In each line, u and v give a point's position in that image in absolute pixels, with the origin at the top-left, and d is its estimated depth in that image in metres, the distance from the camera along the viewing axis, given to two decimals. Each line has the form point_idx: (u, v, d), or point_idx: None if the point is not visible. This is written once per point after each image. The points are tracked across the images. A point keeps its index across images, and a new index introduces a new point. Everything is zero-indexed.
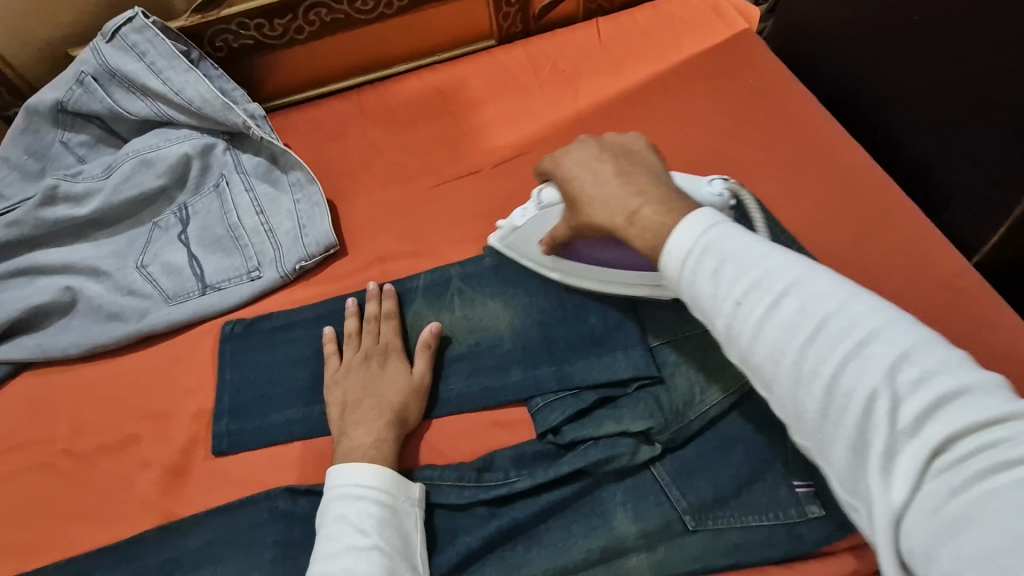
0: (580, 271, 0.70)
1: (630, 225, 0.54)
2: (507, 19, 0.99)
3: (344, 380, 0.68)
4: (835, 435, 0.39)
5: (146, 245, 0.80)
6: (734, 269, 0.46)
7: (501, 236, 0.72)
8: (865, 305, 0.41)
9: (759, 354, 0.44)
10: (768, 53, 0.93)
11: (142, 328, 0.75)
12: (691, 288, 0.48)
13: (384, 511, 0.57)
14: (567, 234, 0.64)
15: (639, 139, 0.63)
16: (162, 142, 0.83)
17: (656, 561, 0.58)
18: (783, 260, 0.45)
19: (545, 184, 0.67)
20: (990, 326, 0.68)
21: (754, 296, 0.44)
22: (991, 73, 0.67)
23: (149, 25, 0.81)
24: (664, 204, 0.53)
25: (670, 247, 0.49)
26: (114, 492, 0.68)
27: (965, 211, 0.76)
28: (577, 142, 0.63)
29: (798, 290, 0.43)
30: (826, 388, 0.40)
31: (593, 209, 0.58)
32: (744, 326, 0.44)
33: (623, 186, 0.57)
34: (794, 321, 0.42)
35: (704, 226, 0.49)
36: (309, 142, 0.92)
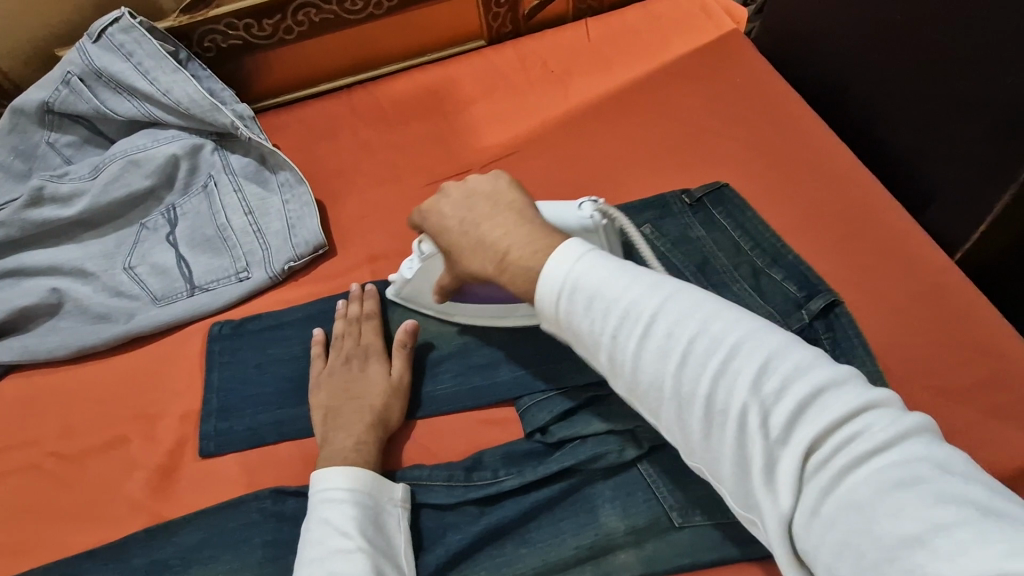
0: (481, 311, 0.71)
1: (501, 273, 0.56)
2: (497, 19, 1.00)
3: (327, 383, 0.68)
4: (719, 450, 0.44)
5: (134, 246, 0.80)
6: (605, 304, 0.49)
7: (395, 289, 0.72)
8: (723, 322, 0.46)
9: (644, 383, 0.47)
10: (754, 53, 0.94)
11: (130, 329, 0.75)
12: (570, 324, 0.51)
13: (366, 512, 0.58)
14: (453, 283, 0.64)
15: (500, 176, 0.63)
16: (150, 142, 0.82)
17: (644, 558, 0.59)
18: (647, 288, 0.49)
19: (421, 236, 0.66)
20: (973, 321, 0.69)
21: (630, 329, 0.48)
22: (972, 71, 0.68)
23: (136, 25, 0.80)
24: (528, 246, 0.54)
25: (543, 285, 0.51)
26: (102, 493, 0.67)
27: (946, 209, 0.77)
28: (440, 193, 0.63)
29: (665, 319, 0.47)
30: (703, 408, 0.44)
31: (467, 260, 0.59)
32: (624, 358, 0.48)
33: (487, 233, 0.57)
34: (666, 348, 0.46)
35: (573, 258, 0.51)
36: (298, 142, 0.92)
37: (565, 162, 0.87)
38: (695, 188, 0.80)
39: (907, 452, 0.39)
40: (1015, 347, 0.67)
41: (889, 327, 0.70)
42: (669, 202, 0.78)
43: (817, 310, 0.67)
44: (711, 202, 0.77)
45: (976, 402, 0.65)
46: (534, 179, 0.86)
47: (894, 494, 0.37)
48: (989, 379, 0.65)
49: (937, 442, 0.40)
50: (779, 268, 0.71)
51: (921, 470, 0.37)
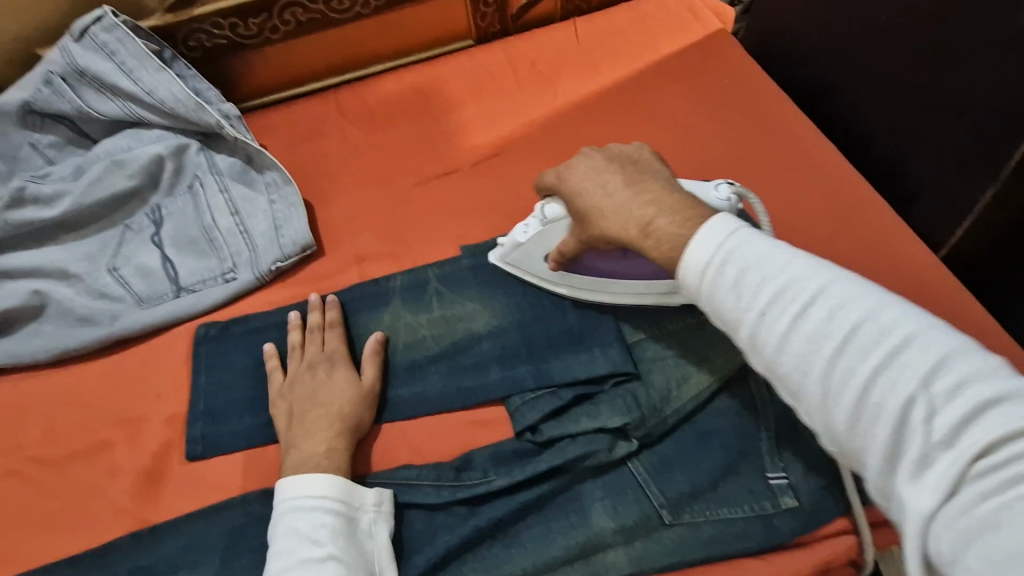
0: (589, 285, 0.70)
1: (645, 238, 0.56)
2: (484, 19, 1.00)
3: (291, 393, 0.67)
4: (867, 442, 0.42)
5: (119, 248, 0.79)
6: (757, 280, 0.48)
7: (502, 254, 0.72)
8: (895, 313, 0.43)
9: (789, 364, 0.46)
10: (741, 53, 0.95)
11: (114, 332, 0.74)
12: (715, 298, 0.51)
13: (335, 520, 0.57)
14: (576, 249, 0.65)
15: (642, 147, 0.64)
16: (134, 142, 0.81)
17: (633, 556, 0.59)
18: (807, 269, 0.47)
19: (548, 200, 0.67)
20: (956, 318, 0.70)
21: (782, 306, 0.47)
22: (953, 70, 0.69)
23: (119, 24, 0.79)
24: (679, 214, 0.55)
25: (689, 257, 0.51)
26: (85, 499, 0.66)
27: (929, 207, 0.77)
28: (581, 155, 0.63)
29: (824, 300, 0.45)
30: (856, 396, 0.42)
31: (605, 222, 0.59)
32: (770, 334, 0.47)
33: (634, 196, 0.58)
34: (822, 330, 0.45)
35: (724, 233, 0.51)
36: (286, 142, 0.91)
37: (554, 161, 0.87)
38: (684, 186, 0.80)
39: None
40: (998, 342, 0.68)
41: None
42: None
43: None
44: None
45: None
46: (523, 178, 0.86)
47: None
48: None
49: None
50: None
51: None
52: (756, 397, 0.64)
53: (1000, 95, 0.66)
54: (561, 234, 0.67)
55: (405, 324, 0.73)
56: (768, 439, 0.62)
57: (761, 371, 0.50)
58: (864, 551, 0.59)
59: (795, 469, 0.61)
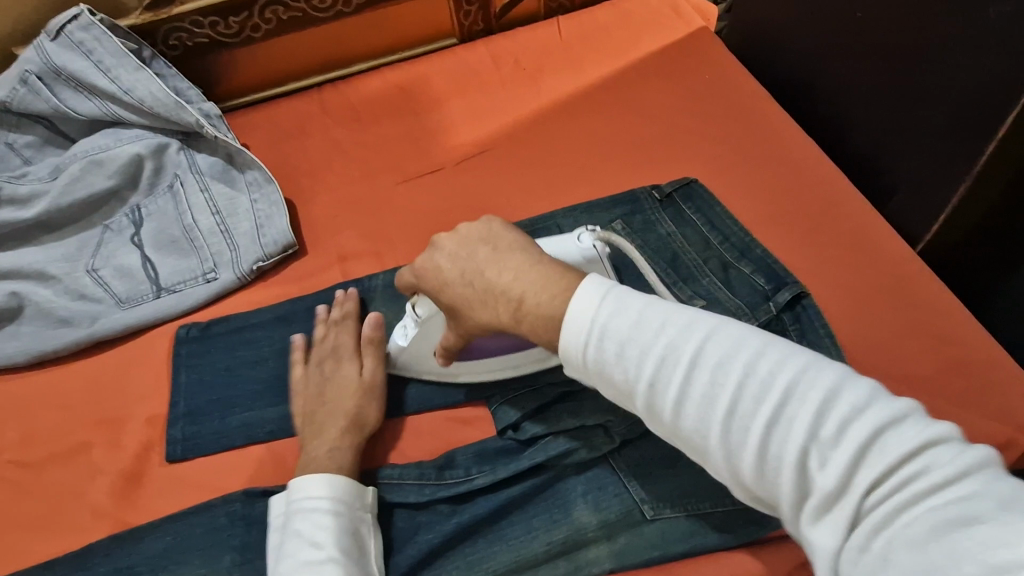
0: (483, 369, 0.66)
1: (518, 323, 0.53)
2: (468, 17, 0.99)
3: (304, 388, 0.67)
4: (774, 493, 0.41)
5: (97, 248, 0.78)
6: (638, 348, 0.46)
7: (394, 357, 0.68)
8: (771, 359, 0.43)
9: (686, 429, 0.45)
10: (722, 51, 0.95)
11: (94, 334, 0.73)
12: (601, 371, 0.48)
13: (335, 519, 0.57)
14: (458, 341, 0.61)
15: (492, 219, 0.58)
16: (112, 142, 0.81)
17: (616, 551, 0.59)
18: (684, 326, 0.46)
19: (416, 298, 0.63)
20: (934, 311, 0.70)
21: (666, 373, 0.45)
22: (927, 66, 0.70)
23: (95, 23, 0.79)
24: (542, 290, 0.51)
25: (566, 335, 0.49)
26: (64, 502, 0.66)
27: (907, 201, 0.78)
28: (432, 246, 0.58)
29: (706, 359, 0.44)
30: (755, 454, 0.41)
31: (478, 314, 0.55)
32: (663, 402, 0.45)
33: (494, 281, 0.54)
34: (711, 392, 0.43)
35: (597, 301, 0.48)
36: (268, 141, 0.91)
37: (537, 159, 0.87)
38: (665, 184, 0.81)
39: (973, 491, 0.35)
40: (975, 334, 0.69)
41: (853, 318, 0.71)
42: (639, 198, 0.79)
43: (784, 302, 0.68)
44: (681, 198, 0.78)
45: (936, 389, 0.66)
46: (506, 176, 0.86)
47: (954, 538, 0.34)
48: (952, 367, 0.67)
49: (1007, 477, 0.36)
50: (747, 261, 0.73)
51: (987, 509, 0.34)
52: None
53: (971, 92, 0.67)
54: (439, 328, 0.63)
55: (387, 323, 0.73)
56: None
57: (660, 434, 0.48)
58: None
59: None
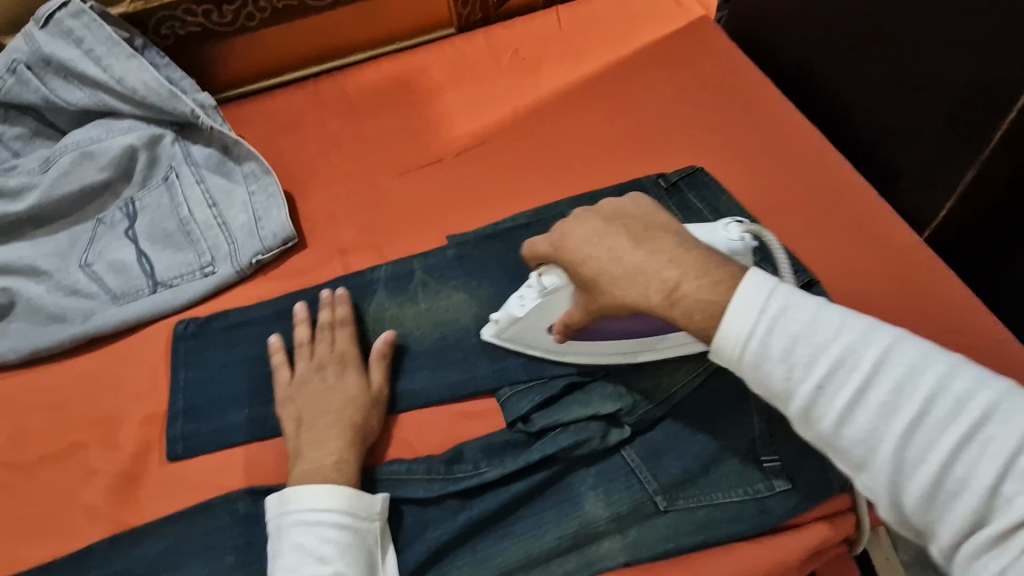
0: (597, 351, 0.64)
1: (671, 305, 0.51)
2: (466, 6, 0.98)
3: (298, 394, 0.64)
4: (942, 516, 0.42)
5: (90, 243, 0.76)
6: (810, 350, 0.46)
7: (499, 329, 0.65)
8: (964, 380, 0.42)
9: (851, 438, 0.44)
10: (724, 40, 0.94)
11: (88, 330, 0.71)
12: (761, 369, 0.47)
13: (339, 534, 0.55)
14: (583, 319, 0.57)
15: (640, 200, 0.57)
16: (104, 133, 0.78)
17: (628, 545, 0.58)
18: (866, 332, 0.45)
19: (544, 268, 0.59)
20: (941, 297, 0.70)
21: (840, 378, 0.45)
22: (933, 51, 0.70)
23: (86, 10, 0.76)
24: (706, 275, 0.50)
25: (725, 330, 0.48)
26: (59, 502, 0.64)
27: (912, 189, 0.78)
28: (575, 217, 0.56)
29: (888, 369, 0.44)
30: (932, 472, 0.41)
31: (621, 290, 0.52)
32: (830, 408, 0.45)
33: (650, 257, 0.52)
34: (891, 402, 0.43)
35: (766, 296, 0.47)
36: (263, 133, 0.89)
37: (538, 150, 0.86)
38: (669, 172, 0.80)
39: None
40: (981, 321, 0.69)
41: (862, 305, 0.71)
42: (643, 187, 0.78)
43: None
44: (686, 186, 0.77)
45: None
46: (507, 167, 0.84)
47: None
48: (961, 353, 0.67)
49: None
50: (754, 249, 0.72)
51: None
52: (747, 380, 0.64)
53: (978, 78, 0.67)
54: (564, 303, 0.60)
55: (390, 316, 0.72)
56: (760, 423, 0.62)
57: (810, 439, 0.48)
58: (859, 526, 0.61)
59: (786, 451, 0.61)
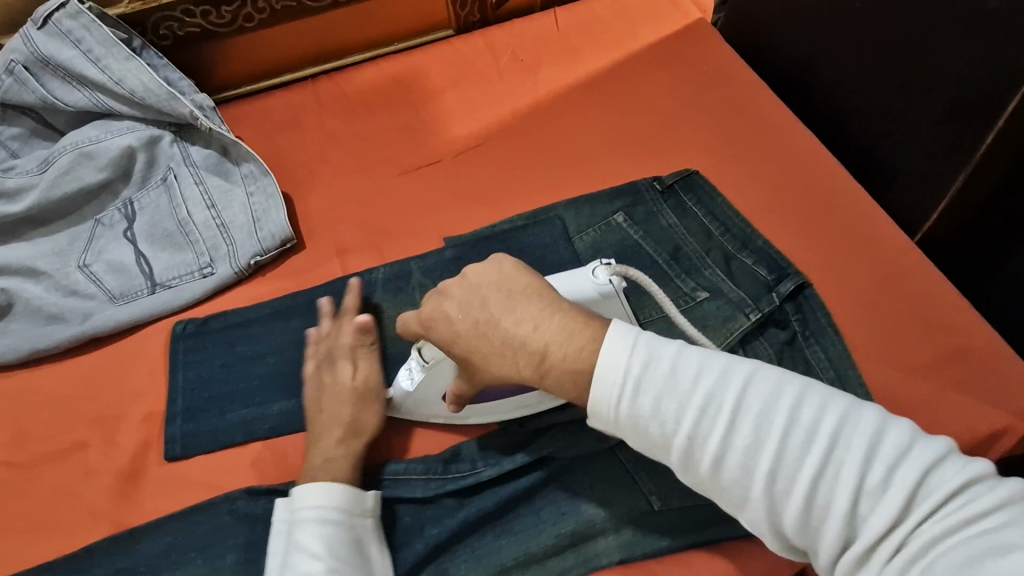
0: (494, 410, 0.63)
1: (542, 376, 0.51)
2: (464, 7, 0.98)
3: (310, 387, 0.65)
4: (817, 540, 0.43)
5: (89, 243, 0.76)
6: (679, 401, 0.46)
7: (395, 404, 0.64)
8: (814, 406, 0.44)
9: (728, 481, 0.45)
10: (721, 42, 0.95)
11: (87, 330, 0.71)
12: (636, 425, 0.47)
13: (347, 532, 0.56)
14: (468, 390, 0.57)
15: (502, 261, 0.55)
16: (103, 134, 0.79)
17: (623, 543, 0.59)
18: (722, 374, 0.46)
19: (421, 344, 0.60)
20: (934, 299, 0.71)
21: (708, 424, 0.45)
22: (927, 56, 0.70)
23: (84, 11, 0.76)
24: (569, 342, 0.50)
25: (599, 389, 0.48)
26: (60, 502, 0.64)
27: (905, 192, 0.79)
28: (437, 294, 0.56)
29: (749, 409, 0.45)
30: (800, 502, 0.42)
31: (495, 366, 0.53)
32: (703, 455, 0.45)
33: (513, 331, 0.52)
34: (756, 441, 0.44)
35: (629, 349, 0.48)
36: (261, 133, 0.89)
37: (536, 151, 0.86)
38: (665, 175, 0.81)
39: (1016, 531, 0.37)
40: (972, 321, 0.70)
41: (855, 306, 0.71)
42: (640, 189, 0.78)
43: (787, 293, 0.69)
44: (682, 189, 0.78)
45: (935, 376, 0.67)
46: (506, 168, 0.85)
47: None
48: (952, 354, 0.68)
49: None
50: (749, 252, 0.73)
51: None
52: None
53: (969, 83, 0.67)
54: (447, 373, 0.61)
55: (388, 316, 0.72)
56: None
57: (691, 485, 0.48)
58: None
59: None
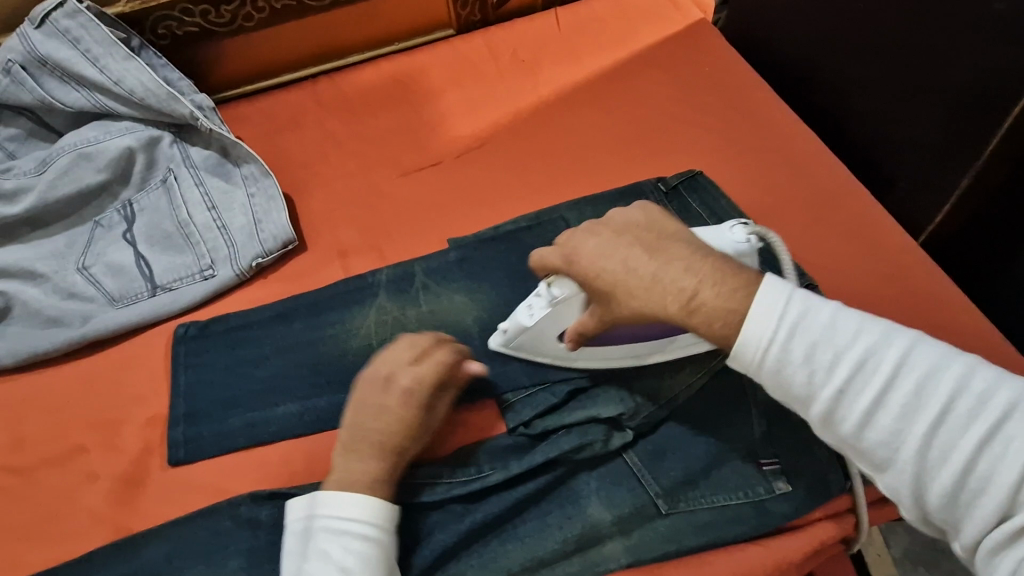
0: (606, 353, 0.64)
1: (690, 314, 0.52)
2: (465, 7, 0.97)
3: (367, 405, 0.59)
4: (966, 511, 0.44)
5: (87, 245, 0.75)
6: (836, 354, 0.47)
7: (508, 336, 0.64)
8: (983, 381, 0.45)
9: (873, 439, 0.47)
10: (722, 43, 0.95)
11: (87, 333, 0.71)
12: (780, 375, 0.49)
13: (379, 549, 0.53)
14: (597, 325, 0.58)
15: (650, 210, 0.59)
16: (101, 135, 0.78)
17: (629, 547, 0.59)
18: (884, 337, 0.47)
19: (553, 277, 0.60)
20: (935, 301, 0.71)
21: (862, 380, 0.47)
22: (933, 56, 0.70)
23: (82, 10, 0.75)
24: (722, 283, 0.51)
25: (745, 335, 0.49)
26: (59, 507, 0.63)
27: (910, 194, 0.79)
28: (585, 231, 0.58)
29: (910, 373, 0.46)
30: (958, 468, 0.44)
31: (639, 301, 0.53)
32: (850, 410, 0.47)
33: (665, 268, 0.53)
34: (913, 402, 0.45)
35: (787, 301, 0.49)
36: (261, 134, 0.88)
37: (538, 152, 0.86)
38: (669, 176, 0.81)
39: None
40: (974, 324, 0.70)
41: (861, 308, 0.71)
42: (644, 190, 0.78)
43: None
44: (686, 190, 0.78)
45: None
46: (507, 169, 0.84)
47: None
48: None
49: None
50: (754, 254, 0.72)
51: None
52: (745, 381, 0.65)
53: (975, 83, 0.67)
54: (574, 311, 0.60)
55: (391, 319, 0.72)
56: (761, 425, 0.62)
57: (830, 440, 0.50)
58: (858, 525, 0.62)
59: (786, 454, 0.61)
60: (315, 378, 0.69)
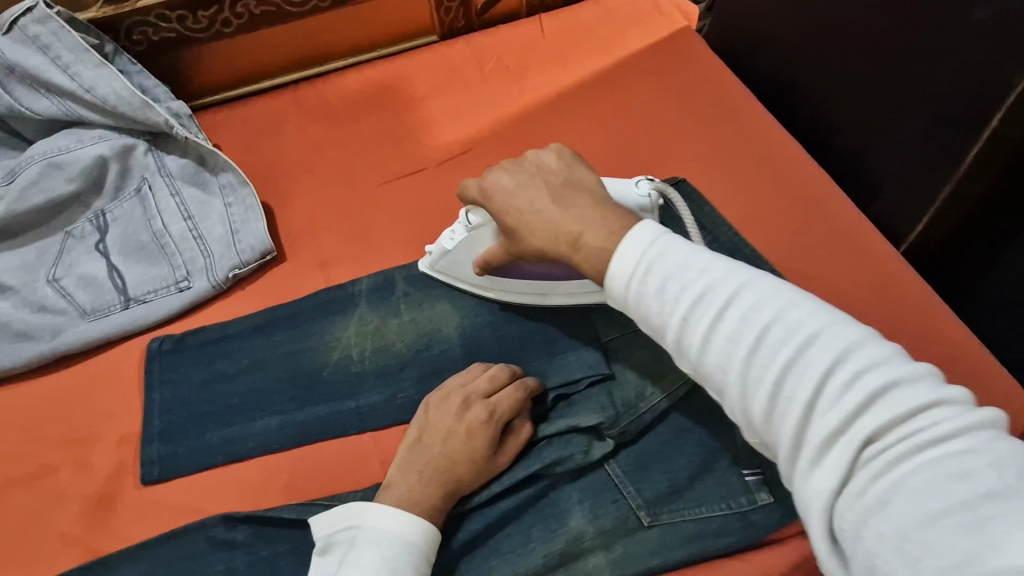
0: (518, 286, 0.68)
1: (575, 252, 0.54)
2: (449, 13, 0.96)
3: (430, 430, 0.60)
4: (780, 434, 0.42)
5: (58, 257, 0.73)
6: (680, 284, 0.47)
7: (433, 260, 0.70)
8: (804, 311, 0.43)
9: (710, 365, 0.46)
10: (706, 49, 0.95)
11: (58, 347, 0.69)
12: (639, 306, 0.49)
13: (412, 561, 0.52)
14: (504, 254, 0.62)
15: (562, 153, 0.61)
16: (73, 143, 0.76)
17: (613, 560, 0.58)
18: (727, 271, 0.47)
19: (471, 206, 0.64)
20: (918, 308, 0.71)
21: (703, 307, 0.46)
22: (915, 69, 0.70)
23: (52, 16, 0.73)
24: (605, 226, 0.52)
25: (614, 267, 0.50)
26: (29, 529, 0.61)
27: (887, 204, 0.80)
28: (503, 169, 0.60)
29: (741, 301, 0.45)
30: (771, 396, 0.42)
31: (535, 238, 0.56)
32: (691, 338, 0.46)
33: (563, 211, 0.55)
34: (740, 330, 0.44)
35: (646, 242, 0.49)
36: (241, 141, 0.87)
37: None
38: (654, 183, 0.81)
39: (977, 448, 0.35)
40: (958, 333, 0.70)
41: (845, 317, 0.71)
42: None
43: None
44: None
45: None
46: None
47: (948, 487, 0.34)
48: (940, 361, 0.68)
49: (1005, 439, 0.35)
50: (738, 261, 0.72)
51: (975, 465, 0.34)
52: None
53: (955, 96, 0.67)
54: (487, 241, 0.64)
55: (372, 329, 0.70)
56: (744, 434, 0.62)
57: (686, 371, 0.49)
58: None
59: (769, 465, 0.61)
60: (294, 391, 0.68)
